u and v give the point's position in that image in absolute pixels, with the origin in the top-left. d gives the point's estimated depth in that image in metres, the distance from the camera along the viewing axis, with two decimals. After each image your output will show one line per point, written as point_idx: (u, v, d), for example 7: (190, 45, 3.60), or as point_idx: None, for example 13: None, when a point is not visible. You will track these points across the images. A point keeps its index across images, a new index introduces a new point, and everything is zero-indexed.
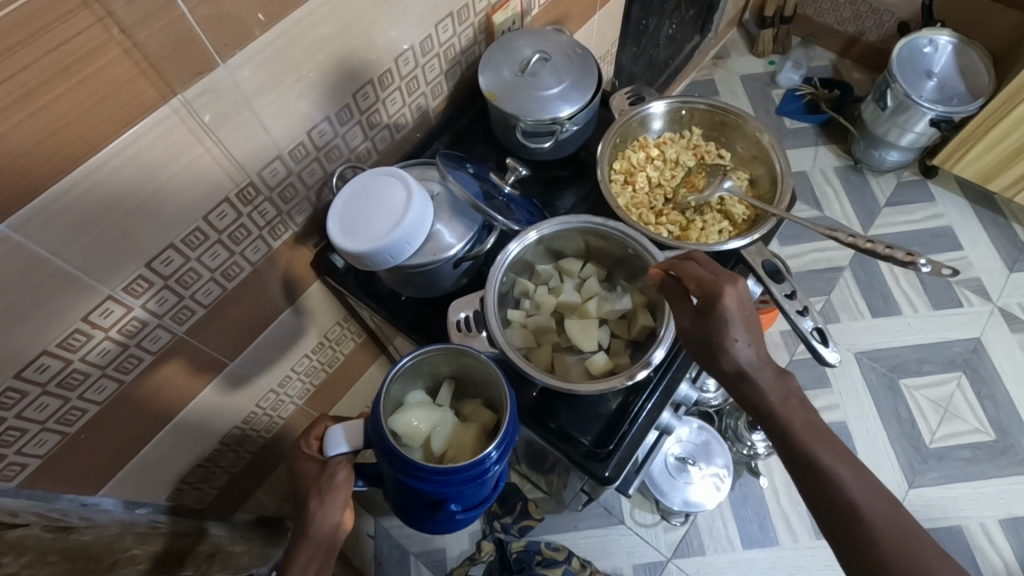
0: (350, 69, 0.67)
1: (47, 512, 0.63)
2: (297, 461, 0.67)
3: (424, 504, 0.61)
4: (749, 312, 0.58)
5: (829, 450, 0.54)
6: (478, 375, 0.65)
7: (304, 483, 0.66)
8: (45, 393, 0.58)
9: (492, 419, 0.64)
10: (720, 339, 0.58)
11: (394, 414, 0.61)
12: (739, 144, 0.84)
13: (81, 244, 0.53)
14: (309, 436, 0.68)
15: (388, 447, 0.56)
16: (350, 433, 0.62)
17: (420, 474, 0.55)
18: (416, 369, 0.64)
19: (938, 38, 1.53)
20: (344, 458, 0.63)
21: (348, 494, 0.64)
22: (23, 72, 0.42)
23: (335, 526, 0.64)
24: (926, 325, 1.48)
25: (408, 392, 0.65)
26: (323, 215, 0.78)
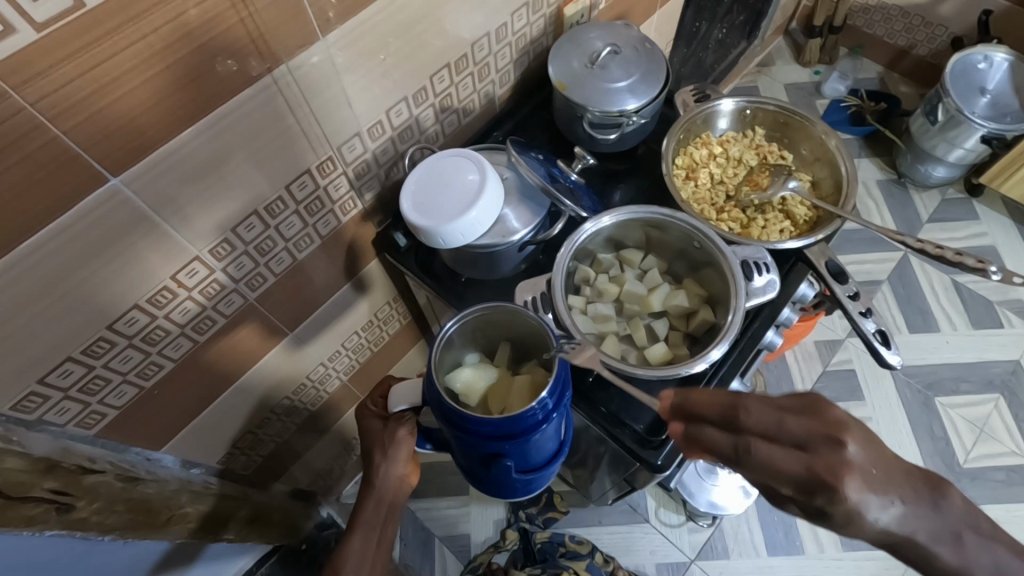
0: (429, 53, 0.69)
1: (119, 463, 0.65)
2: (361, 418, 0.69)
3: (480, 461, 0.62)
4: (872, 466, 0.43)
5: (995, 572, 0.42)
6: (526, 336, 0.67)
7: (368, 439, 0.68)
8: (130, 346, 0.61)
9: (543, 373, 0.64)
10: (846, 520, 0.43)
11: (450, 372, 0.64)
12: (803, 146, 0.84)
13: (178, 205, 0.55)
14: (374, 395, 0.71)
15: (440, 398, 0.58)
16: (409, 390, 0.64)
17: (473, 426, 0.57)
18: (470, 332, 0.67)
19: (993, 55, 1.51)
20: (406, 414, 0.65)
21: (411, 449, 0.65)
22: (150, 36, 0.44)
23: (399, 479, 0.66)
24: (965, 344, 1.46)
25: (464, 353, 0.68)
26: (389, 194, 0.79)
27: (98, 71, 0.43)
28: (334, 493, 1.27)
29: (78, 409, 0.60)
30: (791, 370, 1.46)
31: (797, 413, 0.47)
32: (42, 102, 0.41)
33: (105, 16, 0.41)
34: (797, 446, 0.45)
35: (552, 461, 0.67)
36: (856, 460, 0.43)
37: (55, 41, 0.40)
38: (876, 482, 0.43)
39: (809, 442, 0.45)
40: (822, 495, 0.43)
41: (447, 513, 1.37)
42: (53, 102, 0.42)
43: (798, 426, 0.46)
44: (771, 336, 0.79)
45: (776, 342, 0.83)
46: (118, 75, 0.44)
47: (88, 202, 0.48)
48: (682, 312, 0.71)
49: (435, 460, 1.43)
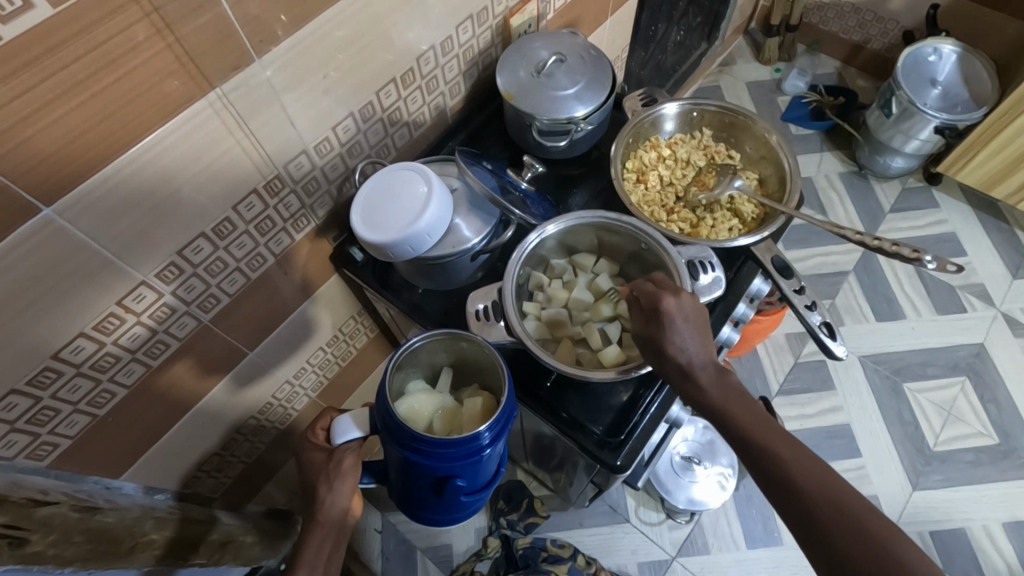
0: (373, 69, 0.70)
1: (75, 493, 0.64)
2: (304, 450, 0.68)
3: (430, 486, 0.63)
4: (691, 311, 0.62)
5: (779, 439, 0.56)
6: (472, 362, 0.68)
7: (311, 471, 0.67)
8: (78, 374, 0.60)
9: (492, 399, 0.66)
10: (662, 336, 0.62)
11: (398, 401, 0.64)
12: (747, 144, 0.86)
13: (117, 231, 0.55)
14: (317, 427, 0.69)
15: (394, 427, 0.58)
16: (359, 419, 0.64)
17: (427, 452, 0.57)
18: (417, 359, 0.66)
19: (942, 46, 1.56)
20: (350, 446, 0.65)
21: (356, 480, 0.66)
22: (72, 65, 0.44)
23: (343, 510, 0.67)
24: (929, 330, 1.50)
25: (408, 381, 0.67)
26: (343, 209, 0.80)
27: (19, 104, 0.43)
28: None
29: (28, 441, 0.60)
30: (763, 364, 1.48)
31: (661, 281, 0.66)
32: None
33: (22, 47, 0.41)
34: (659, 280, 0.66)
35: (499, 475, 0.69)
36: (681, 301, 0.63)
37: None
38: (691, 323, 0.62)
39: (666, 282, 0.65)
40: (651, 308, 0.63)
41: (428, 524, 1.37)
42: None
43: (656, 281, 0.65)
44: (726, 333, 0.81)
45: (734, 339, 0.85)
46: (42, 105, 0.44)
47: (17, 233, 0.48)
48: (635, 316, 0.72)
49: None
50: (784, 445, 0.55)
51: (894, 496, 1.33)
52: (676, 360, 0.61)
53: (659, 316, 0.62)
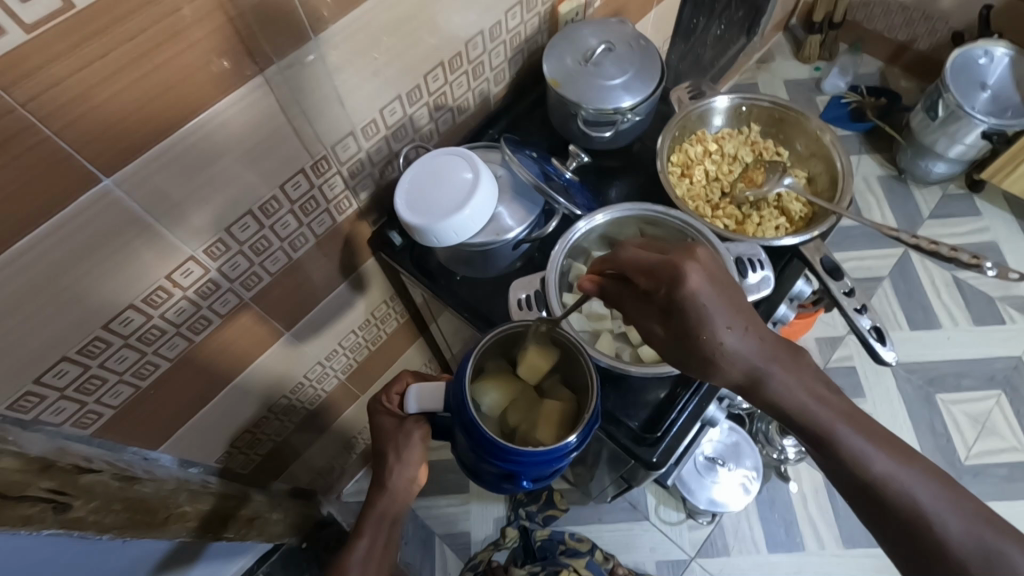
0: (422, 52, 0.69)
1: (116, 462, 0.65)
2: (375, 413, 0.70)
3: (493, 474, 0.63)
4: (712, 294, 0.49)
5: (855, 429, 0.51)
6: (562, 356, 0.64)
7: (380, 436, 0.68)
8: (125, 345, 0.61)
9: (573, 403, 0.63)
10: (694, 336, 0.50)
11: (477, 381, 0.63)
12: (798, 141, 0.84)
13: (171, 205, 0.55)
14: (390, 391, 0.69)
15: (465, 417, 0.58)
16: (428, 393, 0.63)
17: (495, 449, 0.57)
18: (504, 341, 0.64)
19: (994, 49, 1.50)
20: (421, 417, 0.66)
21: (424, 451, 0.67)
22: (138, 36, 0.45)
23: (409, 480, 0.68)
24: (966, 340, 1.46)
25: (493, 358, 0.65)
26: (384, 193, 0.80)
27: (87, 72, 0.43)
28: (334, 491, 1.28)
29: (74, 409, 0.61)
30: None
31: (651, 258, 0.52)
32: (32, 103, 0.42)
33: (94, 16, 0.41)
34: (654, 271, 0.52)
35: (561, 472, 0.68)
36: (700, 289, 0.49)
37: (42, 42, 0.40)
38: (716, 287, 0.50)
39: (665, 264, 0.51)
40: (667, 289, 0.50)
41: (447, 511, 1.37)
42: (39, 104, 0.42)
43: (650, 259, 0.52)
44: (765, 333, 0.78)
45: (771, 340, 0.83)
46: (108, 75, 0.45)
47: (79, 202, 0.48)
48: None
49: (435, 459, 1.43)
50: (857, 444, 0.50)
51: None
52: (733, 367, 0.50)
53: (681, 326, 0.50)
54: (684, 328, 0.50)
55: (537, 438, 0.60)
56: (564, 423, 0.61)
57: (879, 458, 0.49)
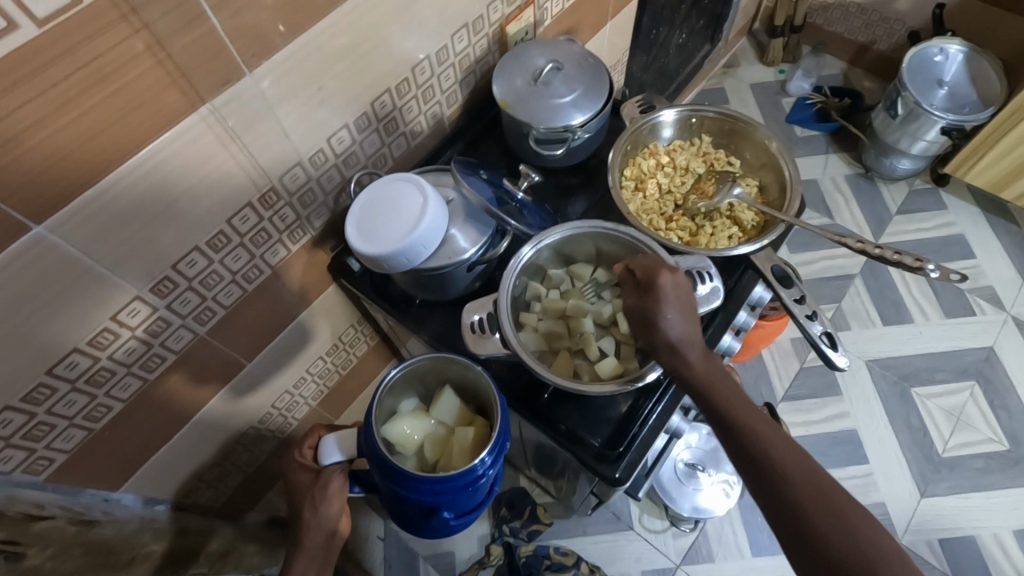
0: (368, 80, 0.69)
1: (71, 507, 0.64)
2: (291, 472, 0.68)
3: (420, 513, 0.63)
4: (681, 292, 0.62)
5: (768, 429, 0.57)
6: (466, 383, 0.68)
7: (297, 492, 0.67)
8: (74, 389, 0.60)
9: (485, 427, 0.65)
10: (652, 319, 0.62)
11: (387, 423, 0.64)
12: (747, 151, 0.85)
13: (110, 246, 0.55)
14: (303, 446, 0.69)
15: (377, 456, 0.58)
16: (343, 441, 0.65)
17: (412, 482, 0.57)
18: (408, 381, 0.67)
19: (948, 47, 1.53)
20: (340, 466, 0.66)
21: (343, 501, 0.66)
22: (62, 83, 0.44)
23: (330, 533, 0.66)
24: (938, 334, 1.48)
25: (400, 402, 0.68)
26: (340, 220, 0.80)
27: (8, 123, 0.43)
28: None
29: (23, 456, 0.60)
30: (768, 369, 1.47)
31: (647, 264, 0.65)
32: None
33: (13, 66, 0.41)
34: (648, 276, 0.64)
35: (490, 499, 0.68)
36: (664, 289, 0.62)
37: None
38: (678, 294, 0.62)
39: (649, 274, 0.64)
40: (644, 282, 0.64)
41: None
42: None
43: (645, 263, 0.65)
44: (727, 340, 0.79)
45: (735, 348, 0.84)
46: (33, 123, 0.44)
47: (9, 252, 0.48)
48: (631, 331, 0.70)
49: None
50: (774, 439, 0.56)
51: (902, 503, 1.31)
52: (661, 340, 0.61)
53: (646, 303, 0.62)
54: (652, 294, 0.63)
55: (455, 465, 0.62)
56: (480, 445, 0.63)
57: (781, 449, 0.55)
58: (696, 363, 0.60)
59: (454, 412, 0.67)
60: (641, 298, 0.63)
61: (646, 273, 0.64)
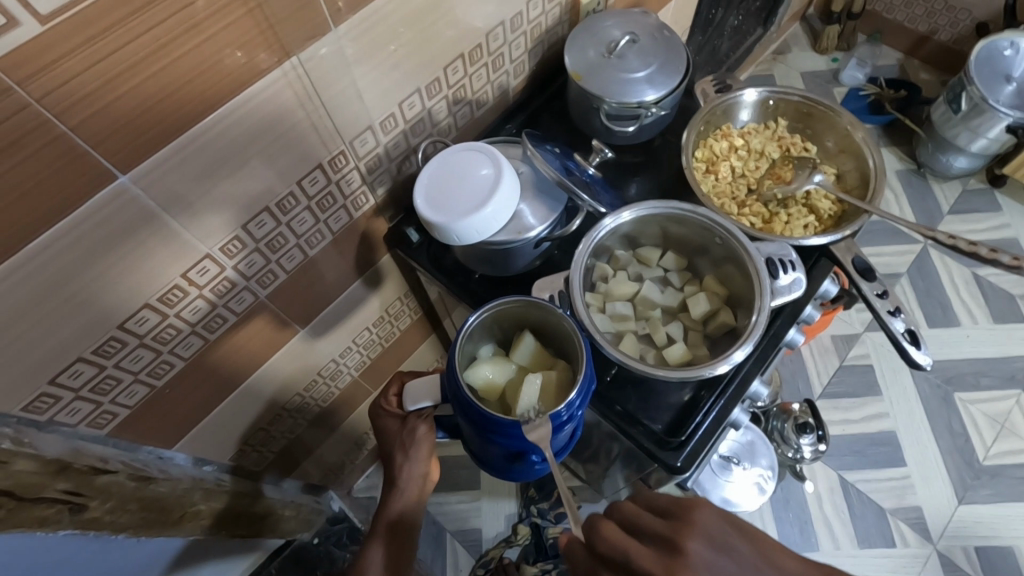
0: (443, 43, 0.67)
1: (132, 463, 0.64)
2: (377, 417, 0.68)
3: (506, 457, 0.61)
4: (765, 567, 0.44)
5: None
6: (546, 327, 0.66)
7: (386, 438, 0.67)
8: (141, 345, 0.60)
9: (567, 370, 0.63)
10: None
11: (468, 369, 0.63)
12: (828, 137, 0.82)
13: (188, 201, 0.54)
14: (388, 392, 0.69)
15: (463, 401, 0.56)
16: (429, 388, 0.62)
17: (497, 428, 0.56)
18: (484, 326, 0.65)
19: (1020, 40, 1.45)
20: (424, 412, 0.64)
21: (430, 447, 0.65)
22: (157, 27, 0.43)
23: (422, 477, 0.67)
24: (985, 338, 1.43)
25: (476, 348, 0.66)
26: (401, 188, 0.78)
27: (104, 66, 0.42)
28: (345, 486, 1.28)
29: (90, 410, 0.60)
30: (806, 366, 1.44)
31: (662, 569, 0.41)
32: (47, 98, 0.40)
33: (113, 7, 0.40)
34: (666, 559, 0.41)
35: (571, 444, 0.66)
36: (709, 558, 0.40)
37: (58, 34, 0.38)
38: None
39: (684, 517, 0.43)
40: None
41: (458, 507, 1.37)
42: (56, 98, 0.40)
43: (662, 524, 0.43)
44: (792, 333, 0.76)
45: (797, 340, 0.81)
46: (125, 69, 0.43)
47: (93, 202, 0.47)
48: (703, 316, 0.69)
49: (447, 455, 1.42)
50: None
51: (939, 508, 1.28)
52: None
53: None
54: None
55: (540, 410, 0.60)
56: (564, 388, 0.62)
57: None
58: None
59: (534, 358, 0.66)
60: None
61: None
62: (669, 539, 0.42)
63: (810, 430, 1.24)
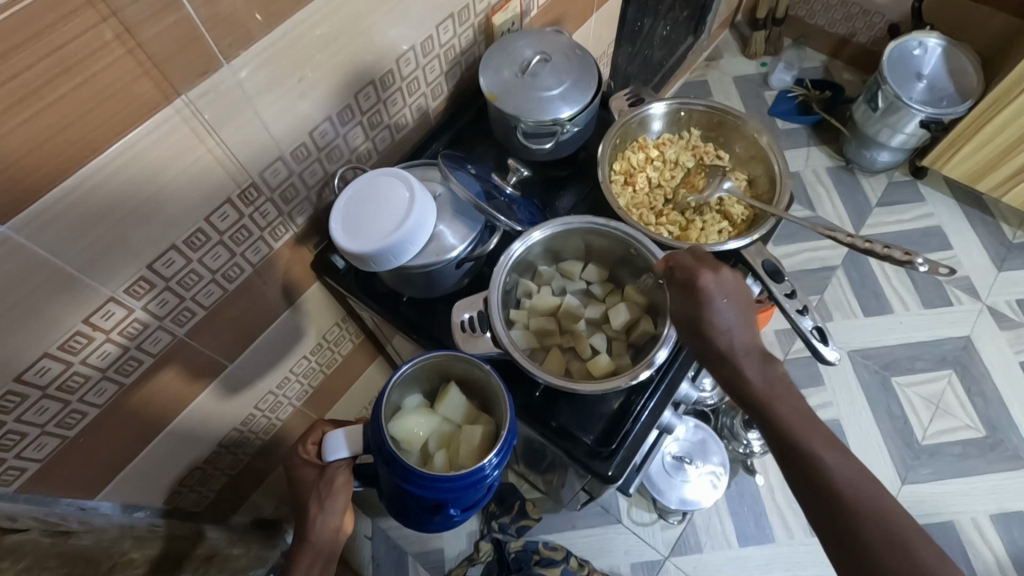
0: (351, 70, 0.67)
1: (46, 518, 0.62)
2: (294, 466, 0.68)
3: (424, 508, 0.63)
4: (732, 288, 0.60)
5: (816, 434, 0.53)
6: (476, 380, 0.67)
7: (303, 488, 0.67)
8: (45, 396, 0.58)
9: (493, 425, 0.65)
10: (702, 325, 0.59)
11: (394, 419, 0.63)
12: (737, 144, 0.86)
13: (82, 245, 0.52)
14: (307, 441, 0.69)
15: (386, 453, 0.58)
16: (351, 437, 0.63)
17: (418, 479, 0.57)
18: (414, 376, 0.66)
19: (927, 40, 1.55)
20: (343, 462, 0.65)
21: (346, 499, 0.66)
22: (24, 73, 0.42)
23: (334, 531, 0.66)
24: (916, 323, 1.50)
25: (405, 396, 0.67)
26: (324, 215, 0.77)
27: None
28: None
29: None
30: None
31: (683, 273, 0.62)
32: None
33: None
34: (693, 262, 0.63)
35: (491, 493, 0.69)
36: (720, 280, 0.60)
37: None
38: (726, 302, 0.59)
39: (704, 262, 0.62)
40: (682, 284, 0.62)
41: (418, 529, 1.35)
42: None
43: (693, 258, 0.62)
44: None
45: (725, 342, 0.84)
46: None
47: None
48: (625, 326, 0.71)
49: None
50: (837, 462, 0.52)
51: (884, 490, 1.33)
52: (718, 340, 0.58)
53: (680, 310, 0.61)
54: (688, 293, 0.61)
55: (462, 463, 0.62)
56: (488, 444, 0.63)
57: (841, 468, 0.51)
58: (752, 373, 0.57)
59: (461, 410, 0.67)
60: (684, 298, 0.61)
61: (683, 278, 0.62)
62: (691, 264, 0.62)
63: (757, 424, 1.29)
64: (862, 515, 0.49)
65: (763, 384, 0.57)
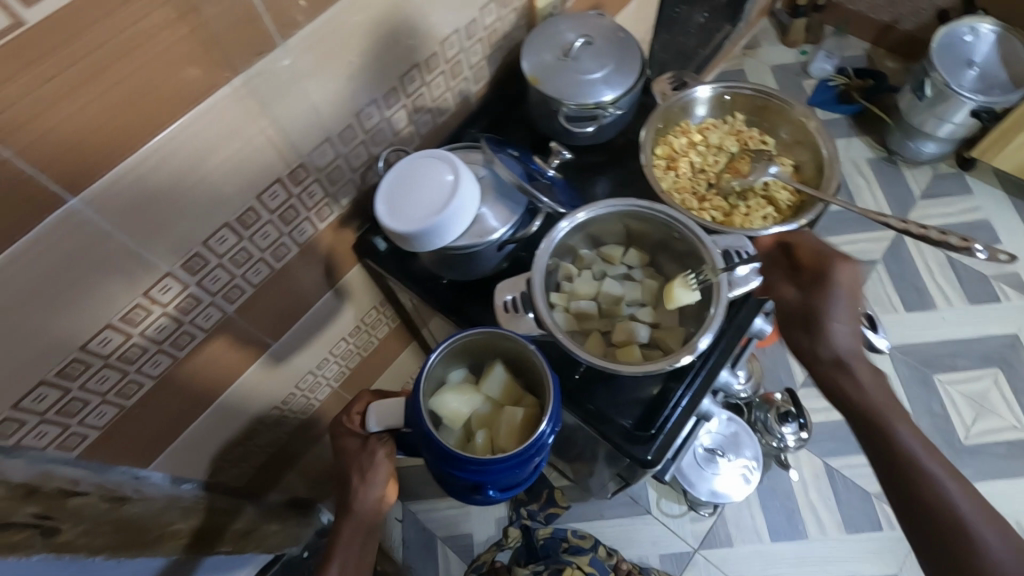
0: (397, 53, 0.68)
1: (105, 483, 0.64)
2: (339, 435, 0.70)
3: (463, 486, 0.64)
4: (855, 291, 0.66)
5: (897, 417, 0.65)
6: (518, 358, 0.67)
7: (345, 457, 0.69)
8: (107, 365, 0.60)
9: (533, 407, 0.65)
10: (816, 321, 0.66)
11: (435, 395, 0.65)
12: (782, 129, 0.85)
13: (144, 220, 0.54)
14: (352, 409, 0.69)
15: (424, 431, 0.59)
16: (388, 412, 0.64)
17: (456, 458, 0.58)
18: (456, 353, 0.67)
19: (979, 26, 1.49)
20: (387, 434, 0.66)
21: (390, 468, 0.67)
22: (94, 52, 0.43)
23: (377, 502, 0.68)
24: (961, 319, 1.45)
25: (448, 372, 0.68)
26: (366, 198, 0.79)
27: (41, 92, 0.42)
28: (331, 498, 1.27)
29: (58, 431, 0.59)
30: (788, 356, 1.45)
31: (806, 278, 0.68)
32: None
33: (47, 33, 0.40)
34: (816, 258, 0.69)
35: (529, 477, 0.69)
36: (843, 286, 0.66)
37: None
38: (848, 306, 0.66)
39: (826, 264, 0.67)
40: (807, 283, 0.68)
41: (447, 514, 1.37)
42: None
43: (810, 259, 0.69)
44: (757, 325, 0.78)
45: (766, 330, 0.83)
46: (67, 94, 0.43)
47: (42, 228, 0.47)
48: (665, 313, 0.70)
49: None
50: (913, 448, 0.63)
51: None
52: (828, 347, 0.66)
53: (807, 305, 0.66)
54: (813, 292, 0.67)
55: (500, 444, 0.63)
56: (528, 425, 0.63)
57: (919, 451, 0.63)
58: (857, 372, 0.66)
59: (502, 389, 0.67)
60: (807, 292, 0.67)
61: (809, 278, 0.68)
62: (816, 268, 0.68)
63: (792, 419, 1.25)
64: (926, 491, 0.61)
65: (870, 387, 0.65)
